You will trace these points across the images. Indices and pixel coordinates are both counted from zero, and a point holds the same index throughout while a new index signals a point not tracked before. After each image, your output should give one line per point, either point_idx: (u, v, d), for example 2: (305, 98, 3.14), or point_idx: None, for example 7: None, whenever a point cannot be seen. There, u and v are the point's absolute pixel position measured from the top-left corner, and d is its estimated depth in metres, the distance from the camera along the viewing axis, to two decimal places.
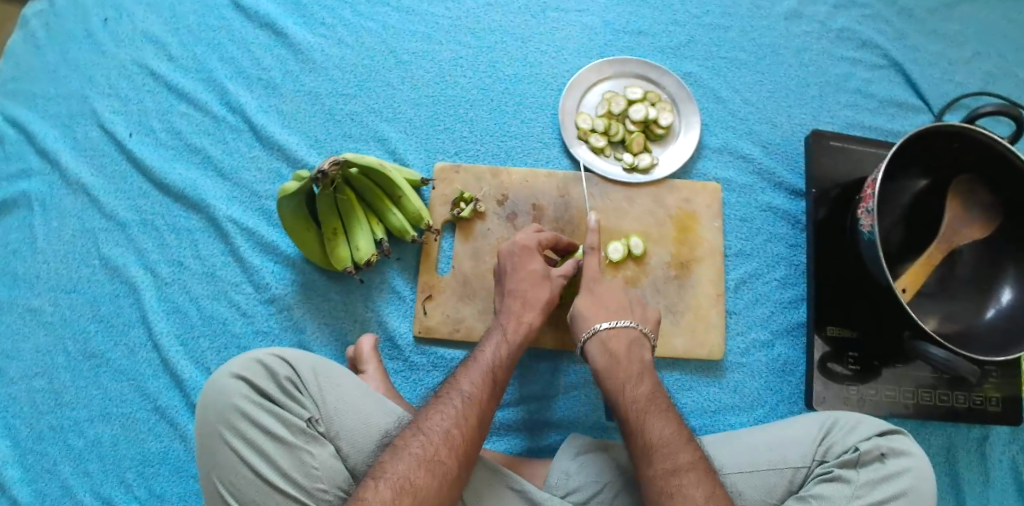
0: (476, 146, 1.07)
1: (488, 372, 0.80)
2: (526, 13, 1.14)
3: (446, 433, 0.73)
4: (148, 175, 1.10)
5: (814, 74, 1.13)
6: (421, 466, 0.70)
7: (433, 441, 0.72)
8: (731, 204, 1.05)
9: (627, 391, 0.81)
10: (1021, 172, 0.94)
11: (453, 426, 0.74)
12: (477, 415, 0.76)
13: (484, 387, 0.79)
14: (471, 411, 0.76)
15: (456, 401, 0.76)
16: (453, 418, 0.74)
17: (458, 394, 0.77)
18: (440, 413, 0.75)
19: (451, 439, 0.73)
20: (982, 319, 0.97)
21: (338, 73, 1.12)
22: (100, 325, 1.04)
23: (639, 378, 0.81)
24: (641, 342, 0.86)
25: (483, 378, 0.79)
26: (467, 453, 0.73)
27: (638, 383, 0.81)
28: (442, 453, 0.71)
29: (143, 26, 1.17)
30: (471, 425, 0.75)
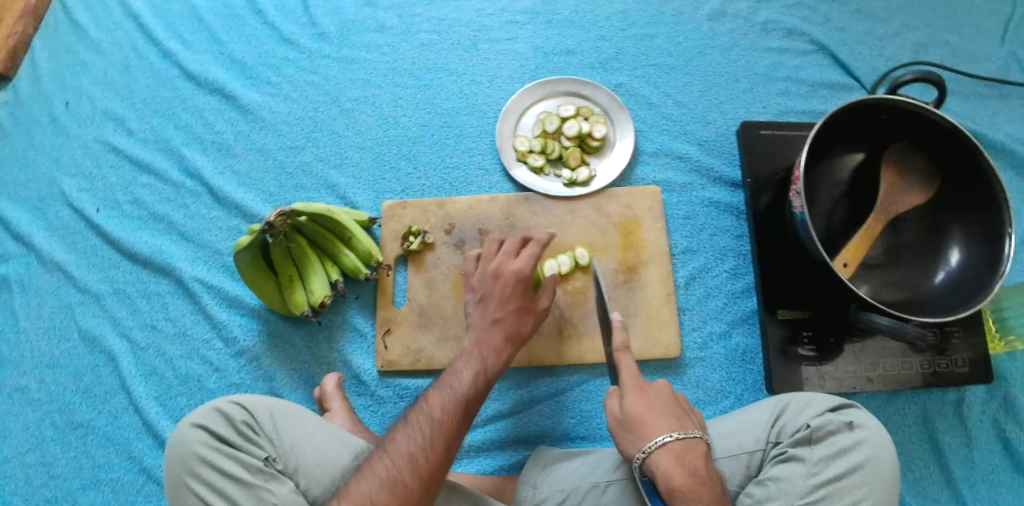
0: (422, 180, 1.11)
1: (453, 407, 0.80)
2: (459, 48, 1.18)
3: (398, 472, 0.74)
4: (117, 246, 1.15)
5: (743, 68, 1.15)
6: (385, 489, 0.73)
7: (386, 484, 0.73)
8: (673, 204, 1.07)
9: (688, 456, 0.79)
10: (952, 133, 0.95)
11: (406, 468, 0.75)
12: (437, 454, 0.76)
13: (446, 423, 0.78)
14: (428, 450, 0.76)
15: (414, 439, 0.77)
16: (410, 456, 0.75)
17: (417, 434, 0.77)
18: (397, 452, 0.76)
19: (403, 478, 0.74)
20: (932, 283, 0.98)
21: (286, 127, 1.17)
22: (83, 395, 1.09)
23: (687, 435, 0.80)
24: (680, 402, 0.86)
25: (447, 414, 0.79)
26: (423, 495, 0.74)
27: (683, 441, 0.79)
28: (406, 478, 0.74)
29: (103, 106, 1.24)
30: (427, 465, 0.75)
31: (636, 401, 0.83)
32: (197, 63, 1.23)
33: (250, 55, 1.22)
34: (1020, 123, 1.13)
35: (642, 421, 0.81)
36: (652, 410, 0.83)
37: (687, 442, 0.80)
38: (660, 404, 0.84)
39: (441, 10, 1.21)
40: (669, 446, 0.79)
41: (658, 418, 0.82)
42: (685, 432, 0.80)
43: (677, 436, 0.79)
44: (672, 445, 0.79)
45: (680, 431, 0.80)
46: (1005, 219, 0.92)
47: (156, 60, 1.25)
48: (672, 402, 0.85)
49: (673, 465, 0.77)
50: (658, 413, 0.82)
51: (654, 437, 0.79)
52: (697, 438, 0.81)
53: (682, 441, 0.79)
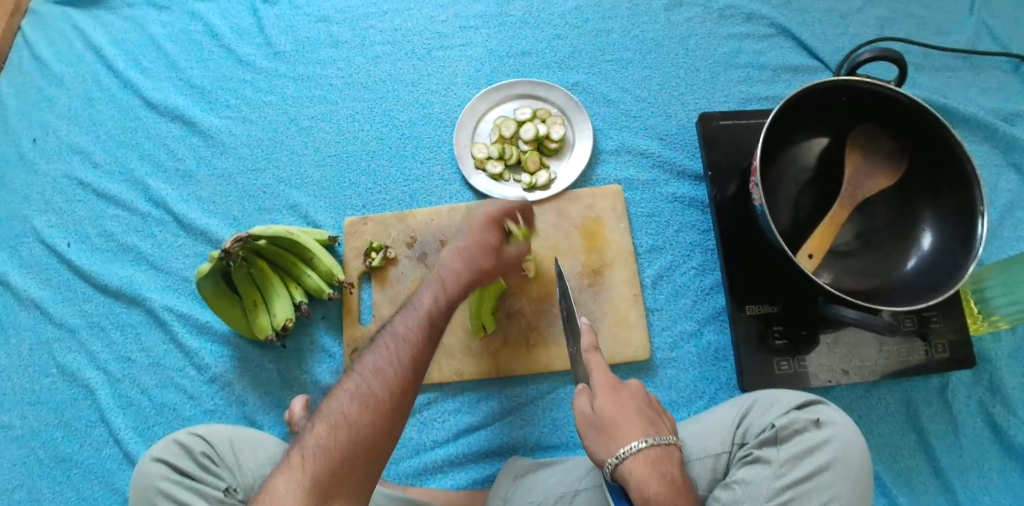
0: (382, 195, 1.10)
1: (405, 351, 0.74)
2: (413, 57, 1.17)
3: (348, 419, 0.69)
4: (89, 280, 1.15)
5: (702, 57, 1.13)
6: (352, 404, 0.70)
7: (336, 430, 0.68)
8: (636, 202, 1.05)
9: (663, 463, 0.71)
10: (914, 110, 0.91)
11: (356, 414, 0.69)
12: (390, 401, 0.70)
13: (399, 367, 0.72)
14: (380, 396, 0.70)
15: (363, 386, 0.71)
16: (359, 401, 0.70)
17: (365, 382, 0.71)
18: (345, 399, 0.71)
19: (354, 425, 0.68)
20: (904, 269, 0.94)
21: (246, 150, 1.17)
22: (65, 429, 1.09)
23: (661, 440, 0.73)
24: (648, 396, 0.78)
25: (399, 359, 0.73)
26: (378, 441, 0.69)
27: (659, 447, 0.72)
28: (374, 391, 0.71)
29: (69, 140, 1.24)
30: (379, 409, 0.70)
31: (607, 400, 0.75)
32: (157, 91, 1.23)
33: (208, 79, 1.22)
34: (993, 94, 1.09)
35: (616, 424, 0.73)
36: (626, 411, 0.75)
37: (663, 447, 0.72)
38: (633, 406, 0.75)
39: (394, 20, 1.20)
40: (643, 454, 0.71)
41: (630, 422, 0.74)
42: (659, 437, 0.73)
43: (652, 442, 0.72)
44: (647, 451, 0.71)
45: (654, 436, 0.73)
46: (977, 196, 0.89)
47: (118, 91, 1.25)
48: (644, 400, 0.77)
49: (647, 472, 0.70)
50: (632, 415, 0.74)
51: (627, 443, 0.72)
52: (671, 443, 0.74)
53: (658, 446, 0.72)
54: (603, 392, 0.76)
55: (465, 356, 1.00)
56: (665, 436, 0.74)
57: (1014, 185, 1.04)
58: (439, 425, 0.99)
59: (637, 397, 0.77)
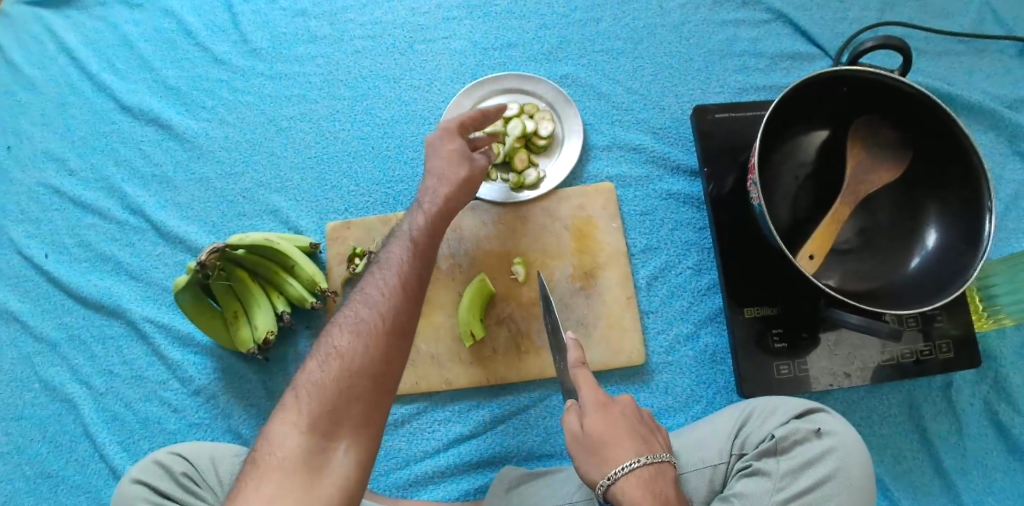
0: (365, 198, 1.06)
1: (394, 283, 0.72)
2: (395, 52, 1.12)
3: (343, 353, 0.67)
4: (68, 292, 1.11)
5: (696, 46, 1.08)
6: (345, 338, 0.68)
7: (332, 365, 0.66)
8: (629, 200, 1.01)
9: (655, 483, 0.69)
10: (919, 101, 0.87)
11: (352, 346, 0.67)
12: (382, 330, 0.69)
13: (389, 300, 0.71)
14: (372, 323, 0.69)
15: (355, 322, 0.69)
16: (351, 335, 0.68)
17: (357, 316, 0.70)
18: (337, 333, 0.69)
19: (349, 357, 0.67)
20: (907, 268, 0.91)
21: (225, 153, 1.12)
22: (49, 445, 1.06)
23: (653, 458, 0.70)
24: (638, 408, 0.76)
25: (385, 294, 0.72)
26: (379, 371, 0.67)
27: (652, 465, 0.70)
28: (365, 321, 0.69)
29: (43, 146, 1.19)
30: (374, 338, 0.68)
31: (598, 419, 0.72)
32: (132, 93, 1.18)
33: (184, 80, 1.17)
34: (998, 79, 1.04)
35: (607, 444, 0.71)
36: (618, 429, 0.72)
37: (656, 465, 0.70)
38: (626, 421, 0.73)
39: (374, 13, 1.14)
40: (636, 473, 0.69)
41: (623, 440, 0.71)
42: (654, 455, 0.71)
43: (647, 460, 0.70)
44: (639, 471, 0.69)
45: (649, 453, 0.71)
46: (985, 191, 0.84)
47: (91, 94, 1.20)
48: (637, 414, 0.75)
49: (641, 493, 0.68)
50: (626, 431, 0.72)
51: (619, 462, 0.69)
52: (664, 460, 0.71)
53: (650, 465, 0.70)
54: (593, 407, 0.72)
55: (454, 365, 0.97)
56: (657, 453, 0.71)
57: (1021, 175, 1.00)
58: (429, 435, 0.96)
59: (628, 411, 0.74)
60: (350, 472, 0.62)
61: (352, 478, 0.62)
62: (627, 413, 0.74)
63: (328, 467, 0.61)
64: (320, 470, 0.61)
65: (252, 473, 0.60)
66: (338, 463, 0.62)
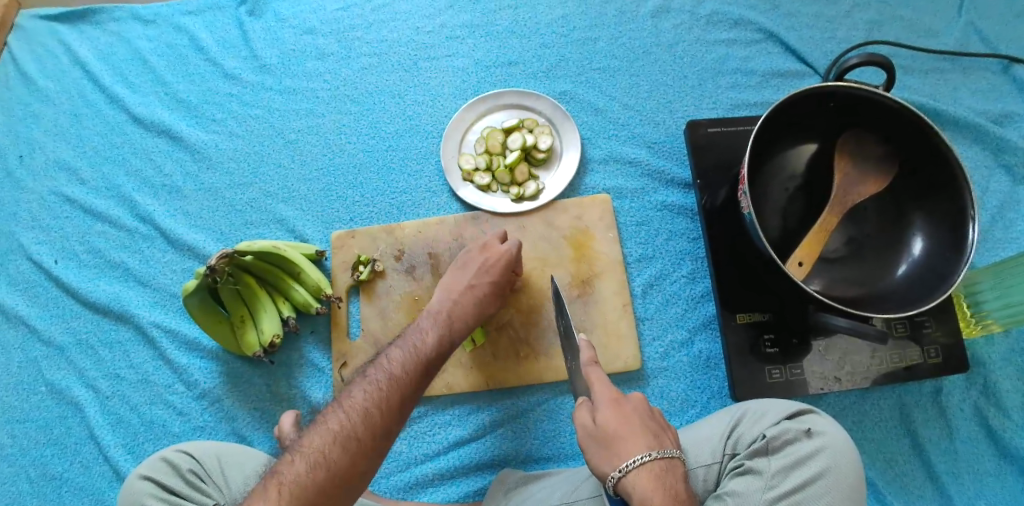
0: (369, 207, 1.09)
1: (388, 399, 0.73)
2: (401, 68, 1.17)
3: (364, 409, 0.71)
4: (77, 297, 1.14)
5: (690, 64, 1.12)
6: (336, 440, 0.68)
7: (350, 418, 0.70)
8: (626, 211, 1.05)
9: (669, 476, 0.71)
10: (902, 114, 0.91)
11: (371, 404, 0.72)
12: (399, 399, 0.74)
13: (413, 368, 0.78)
14: (362, 433, 0.69)
15: (381, 380, 0.75)
16: (340, 439, 0.68)
17: (385, 371, 0.76)
18: (364, 385, 0.74)
19: (369, 415, 0.71)
20: (894, 276, 0.94)
21: (233, 164, 1.16)
22: (55, 448, 1.08)
23: (664, 453, 0.73)
24: (649, 406, 0.79)
25: (379, 403, 0.72)
26: (355, 478, 0.68)
27: (664, 459, 0.72)
28: (359, 429, 0.70)
29: (56, 156, 1.23)
30: (391, 403, 0.73)
31: (610, 415, 0.75)
32: (144, 106, 1.22)
33: (195, 94, 1.22)
34: (981, 96, 1.09)
35: (620, 438, 0.74)
36: (627, 423, 0.75)
37: (668, 459, 0.73)
38: (638, 418, 0.76)
39: (380, 31, 1.19)
40: (648, 466, 0.71)
41: (634, 436, 0.74)
42: (664, 449, 0.73)
43: (659, 453, 0.72)
44: (650, 464, 0.71)
45: (659, 448, 0.73)
46: (968, 201, 0.88)
47: (104, 106, 1.24)
48: (649, 412, 0.78)
49: (652, 486, 0.70)
50: (637, 427, 0.75)
51: (631, 455, 0.72)
52: (675, 455, 0.73)
53: (662, 459, 0.72)
54: (604, 403, 0.76)
55: (454, 369, 0.99)
56: (667, 449, 0.74)
57: (1005, 187, 1.04)
58: (429, 438, 0.98)
59: (638, 409, 0.77)
60: None
61: None
62: (639, 412, 0.76)
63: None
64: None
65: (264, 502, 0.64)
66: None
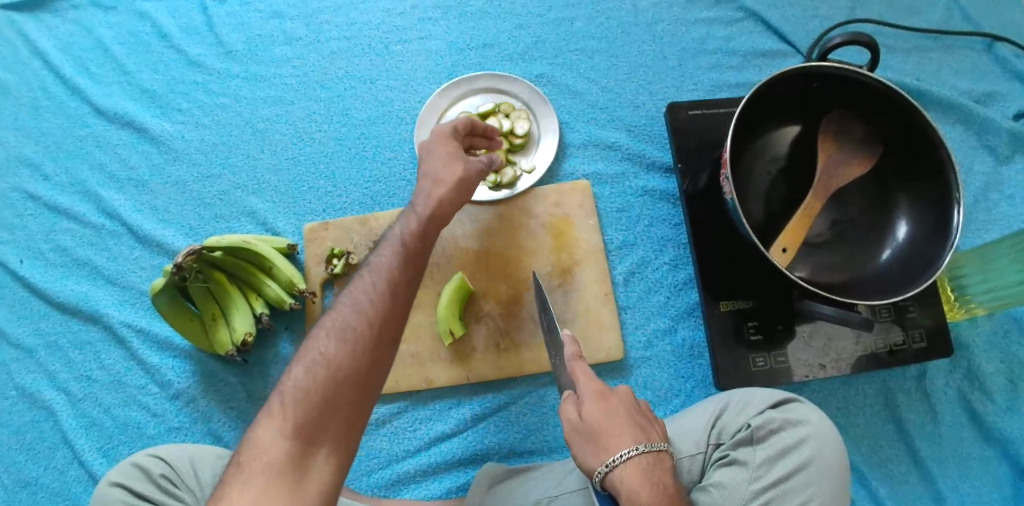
0: (343, 197, 1.06)
1: (383, 285, 0.70)
2: (371, 53, 1.13)
3: (326, 357, 0.66)
4: (43, 297, 1.10)
5: (670, 44, 1.09)
6: (335, 336, 0.67)
7: (306, 388, 0.64)
8: (606, 198, 1.02)
9: (656, 471, 0.70)
10: (885, 93, 0.89)
11: (325, 365, 0.66)
12: (352, 358, 0.66)
13: (379, 304, 0.69)
14: (359, 329, 0.68)
15: (331, 343, 0.67)
16: (338, 337, 0.67)
17: (342, 321, 0.68)
18: (322, 340, 0.67)
19: (333, 362, 0.66)
20: (879, 260, 0.93)
21: (201, 156, 1.12)
22: (26, 453, 1.05)
23: (651, 446, 0.71)
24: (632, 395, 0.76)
25: (369, 294, 0.70)
26: (362, 374, 0.66)
27: (650, 453, 0.70)
28: (355, 322, 0.68)
29: (16, 152, 1.18)
30: (355, 357, 0.66)
31: (595, 408, 0.73)
32: (106, 97, 1.18)
33: (159, 83, 1.17)
34: (965, 74, 1.07)
35: (606, 433, 0.71)
36: (614, 415, 0.72)
37: (654, 453, 0.71)
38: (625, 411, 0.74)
39: (349, 14, 1.15)
40: (635, 461, 0.69)
41: (620, 429, 0.72)
42: (652, 443, 0.71)
43: (647, 448, 0.70)
44: (637, 459, 0.69)
45: (646, 442, 0.71)
46: (953, 182, 0.86)
47: (65, 98, 1.19)
48: (636, 405, 0.76)
49: (640, 481, 0.68)
50: (624, 421, 0.73)
51: (618, 450, 0.70)
52: (661, 448, 0.72)
53: (650, 454, 0.70)
54: (589, 394, 0.74)
55: (434, 363, 0.97)
56: (655, 442, 0.72)
57: (990, 167, 1.03)
58: (410, 434, 0.96)
59: (623, 400, 0.74)
60: (327, 478, 0.62)
61: (331, 486, 0.62)
62: (625, 407, 0.74)
63: (307, 476, 0.61)
64: (302, 479, 0.60)
65: (237, 474, 0.60)
66: (318, 471, 0.62)
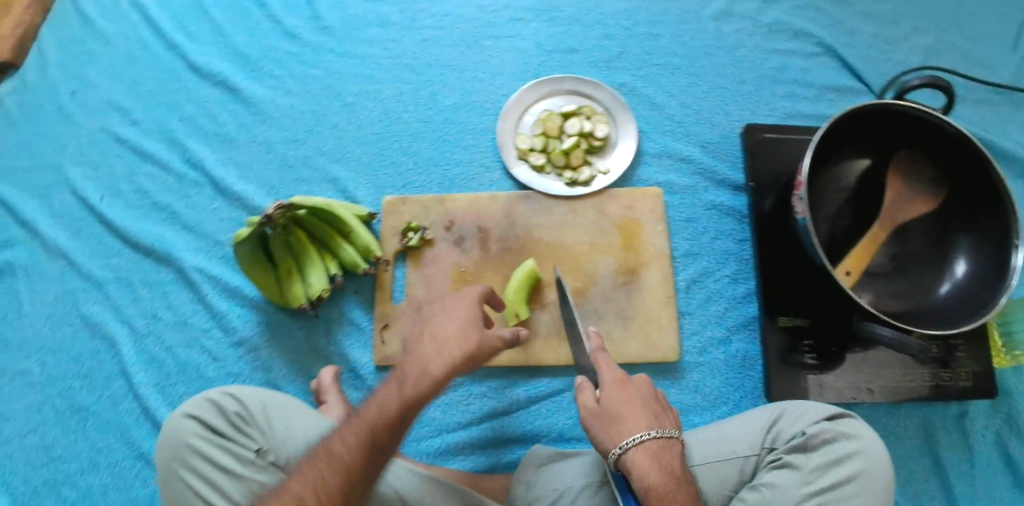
0: (422, 176, 1.11)
1: (414, 382, 0.71)
2: (462, 44, 1.18)
3: (348, 442, 0.72)
4: (120, 235, 1.15)
5: (749, 69, 1.14)
6: (358, 428, 0.72)
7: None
8: (675, 206, 1.06)
9: (664, 458, 0.73)
10: (956, 138, 0.93)
11: (311, 499, 0.69)
12: (365, 454, 0.71)
13: (401, 402, 0.71)
14: (377, 423, 0.71)
15: (355, 427, 0.72)
16: (358, 427, 0.72)
17: (366, 413, 0.73)
18: (346, 425, 0.73)
19: (350, 450, 0.71)
20: (936, 295, 0.96)
21: (289, 121, 1.17)
22: (84, 381, 1.08)
23: (664, 434, 0.74)
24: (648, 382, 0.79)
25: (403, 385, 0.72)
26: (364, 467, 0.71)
27: (662, 440, 0.73)
28: (377, 417, 0.72)
29: (109, 96, 1.23)
30: (338, 494, 0.70)
31: (615, 394, 0.75)
32: (201, 55, 1.23)
33: (255, 48, 1.22)
34: None
35: (621, 418, 0.74)
36: (631, 401, 0.75)
37: (666, 440, 0.73)
38: (644, 396, 0.77)
39: (444, 7, 1.20)
40: (648, 445, 0.72)
41: (635, 414, 0.74)
42: (665, 430, 0.74)
43: (659, 434, 0.73)
44: (649, 444, 0.72)
45: (659, 429, 0.74)
46: (1015, 227, 0.90)
47: (162, 51, 1.25)
48: (653, 393, 0.78)
49: (651, 464, 0.71)
50: (640, 407, 0.75)
51: (632, 434, 0.73)
52: (673, 435, 0.74)
53: (662, 440, 0.73)
54: (608, 380, 0.76)
55: None
56: (671, 429, 0.75)
57: None
58: (462, 407, 0.99)
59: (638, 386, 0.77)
60: None
61: None
62: (644, 395, 0.77)
63: None
64: None
65: None
66: None
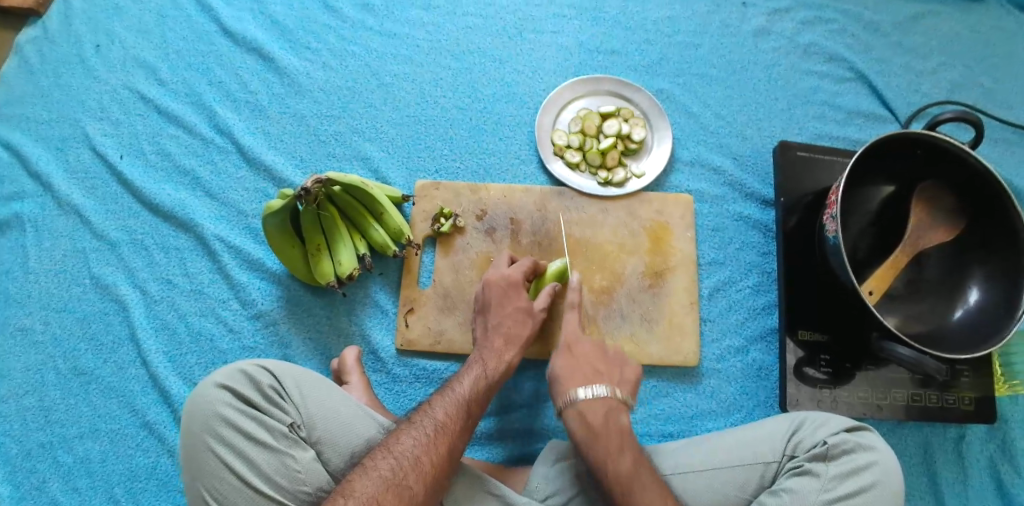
0: (456, 162, 1.11)
1: (477, 389, 0.83)
2: (505, 35, 1.18)
3: (428, 442, 0.75)
4: (138, 196, 1.12)
5: (783, 88, 1.17)
6: (437, 427, 0.77)
7: (403, 465, 0.73)
8: (703, 215, 1.08)
9: (590, 414, 0.81)
10: (980, 173, 0.96)
11: (424, 453, 0.74)
12: (448, 449, 0.76)
13: (468, 406, 0.81)
14: (452, 425, 0.78)
15: (429, 427, 0.77)
16: (436, 428, 0.77)
17: (439, 417, 0.79)
18: (421, 426, 0.77)
19: (431, 448, 0.75)
20: (950, 321, 0.99)
21: (322, 95, 1.16)
22: (90, 343, 1.05)
23: (593, 391, 0.82)
24: (601, 350, 0.89)
25: (469, 391, 0.82)
26: (444, 465, 0.75)
27: (590, 398, 0.82)
28: (451, 418, 0.79)
29: (135, 53, 1.20)
30: (441, 454, 0.75)
31: (560, 362, 0.87)
32: (237, 21, 1.21)
33: (292, 18, 1.21)
34: None
35: (561, 382, 0.85)
36: (574, 366, 0.86)
37: (594, 397, 0.82)
38: (586, 359, 0.87)
39: None
40: (577, 403, 0.82)
41: (573, 378, 0.85)
42: (593, 388, 0.83)
43: (586, 393, 0.82)
44: (578, 402, 0.82)
45: (588, 387, 0.83)
46: None
47: (194, 13, 1.22)
48: (599, 355, 0.88)
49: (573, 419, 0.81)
50: (578, 368, 0.86)
51: (566, 393, 0.83)
52: (606, 392, 0.83)
53: (591, 398, 0.82)
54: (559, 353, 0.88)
55: None
56: (608, 387, 0.83)
57: None
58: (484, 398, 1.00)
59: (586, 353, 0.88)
60: None
61: None
62: (594, 363, 0.87)
63: None
64: None
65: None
66: None
